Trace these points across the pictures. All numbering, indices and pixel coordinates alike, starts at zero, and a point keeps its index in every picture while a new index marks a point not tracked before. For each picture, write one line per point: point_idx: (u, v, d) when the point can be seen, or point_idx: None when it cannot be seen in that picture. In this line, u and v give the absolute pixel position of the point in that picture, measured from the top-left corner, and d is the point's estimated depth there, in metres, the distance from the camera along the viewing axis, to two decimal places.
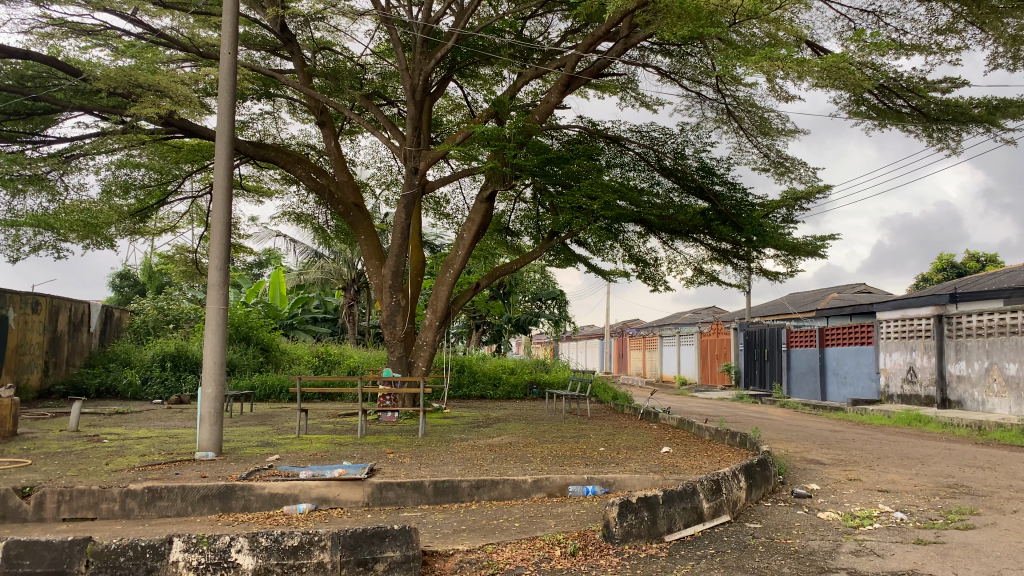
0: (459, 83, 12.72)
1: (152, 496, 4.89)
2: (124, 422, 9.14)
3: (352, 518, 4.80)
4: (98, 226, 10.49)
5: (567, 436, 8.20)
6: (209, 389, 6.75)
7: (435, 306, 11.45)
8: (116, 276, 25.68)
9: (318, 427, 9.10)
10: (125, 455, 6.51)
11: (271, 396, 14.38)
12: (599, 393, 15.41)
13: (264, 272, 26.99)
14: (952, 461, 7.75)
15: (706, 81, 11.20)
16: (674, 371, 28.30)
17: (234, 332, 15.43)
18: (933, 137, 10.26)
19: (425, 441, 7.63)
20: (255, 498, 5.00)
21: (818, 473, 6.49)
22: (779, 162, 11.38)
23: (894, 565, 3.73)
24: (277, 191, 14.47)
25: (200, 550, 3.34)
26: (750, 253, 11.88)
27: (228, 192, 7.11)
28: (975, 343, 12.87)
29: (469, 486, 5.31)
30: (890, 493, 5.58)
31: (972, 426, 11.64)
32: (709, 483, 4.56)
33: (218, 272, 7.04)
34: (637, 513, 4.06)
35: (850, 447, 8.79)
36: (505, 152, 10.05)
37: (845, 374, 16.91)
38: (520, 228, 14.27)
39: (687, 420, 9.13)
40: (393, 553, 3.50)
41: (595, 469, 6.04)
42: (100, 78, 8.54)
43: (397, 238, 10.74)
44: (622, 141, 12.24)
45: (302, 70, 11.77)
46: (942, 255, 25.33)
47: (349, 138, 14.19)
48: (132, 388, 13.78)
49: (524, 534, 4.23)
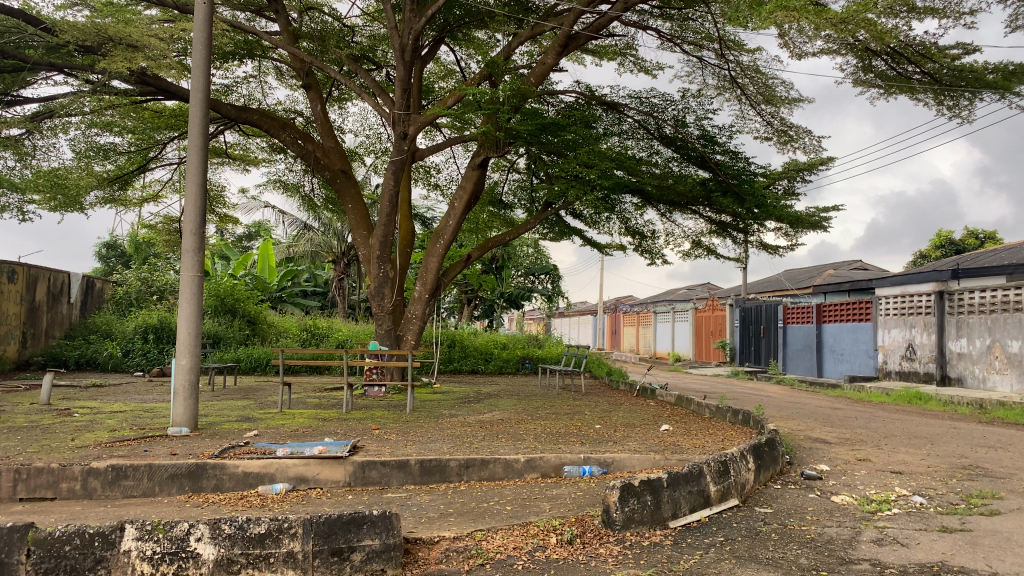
0: (452, 47, 12.29)
1: (116, 475, 4.55)
2: (99, 395, 8.79)
3: (331, 499, 4.48)
4: (68, 190, 10.01)
5: (560, 412, 7.89)
6: (183, 360, 6.33)
7: (425, 278, 11.05)
8: (102, 246, 25.35)
9: (301, 401, 8.78)
10: (94, 430, 6.14)
11: (256, 369, 14.06)
12: (594, 368, 15.15)
13: (253, 244, 26.61)
14: (961, 441, 7.44)
15: (708, 45, 10.80)
16: (668, 348, 27.99)
17: (219, 304, 14.97)
18: (945, 105, 9.86)
19: (412, 417, 7.29)
20: (227, 477, 4.68)
21: (825, 452, 6.17)
22: (783, 131, 10.98)
23: (922, 556, 3.40)
24: (264, 160, 13.99)
25: (154, 539, 2.98)
26: (749, 226, 11.50)
27: (204, 156, 6.69)
28: (976, 319, 12.57)
29: (458, 465, 4.96)
30: (905, 475, 5.27)
31: (973, 404, 11.40)
32: (717, 465, 4.24)
33: (193, 237, 6.58)
34: (640, 498, 3.73)
35: (853, 425, 8.51)
36: (499, 116, 9.62)
37: (842, 351, 16.64)
38: (513, 200, 13.91)
39: (686, 397, 8.81)
40: (372, 541, 3.18)
41: (592, 447, 5.70)
42: (67, 30, 8.03)
43: (385, 207, 10.29)
44: (620, 108, 11.86)
45: (287, 31, 11.29)
46: (940, 232, 25.09)
47: (337, 105, 13.71)
48: (113, 360, 13.43)
49: (517, 520, 3.88)
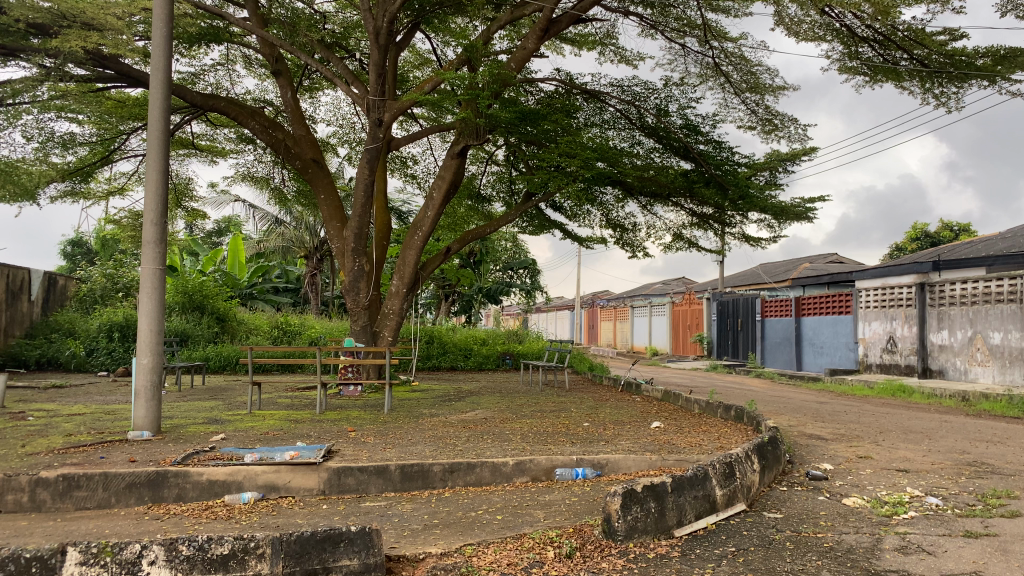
0: (427, 34, 11.91)
1: (68, 485, 4.17)
2: (58, 397, 8.31)
3: (305, 509, 4.12)
4: (20, 180, 9.48)
5: (545, 409, 7.58)
6: (144, 360, 5.92)
7: (402, 272, 10.68)
8: (67, 244, 24.73)
9: (272, 402, 8.39)
10: (48, 435, 5.72)
11: (225, 368, 13.62)
12: (575, 364, 14.88)
13: (223, 240, 26.07)
14: (958, 435, 7.23)
15: (692, 33, 10.53)
16: (645, 342, 27.80)
17: (187, 300, 14.46)
18: (933, 92, 9.64)
19: (390, 417, 6.93)
20: (191, 486, 4.30)
21: (824, 450, 5.91)
22: (767, 119, 10.69)
23: (953, 566, 3.11)
24: (232, 151, 13.51)
25: (101, 565, 2.50)
26: (732, 217, 11.21)
27: (167, 141, 6.26)
28: (958, 311, 12.43)
29: (442, 470, 4.62)
30: (912, 473, 5.00)
31: (957, 396, 11.24)
32: (722, 467, 3.94)
33: (155, 228, 6.15)
34: (643, 505, 3.41)
35: (845, 420, 8.27)
36: (478, 103, 9.22)
37: (822, 344, 16.48)
38: (492, 193, 13.60)
39: (673, 393, 8.53)
40: (349, 561, 2.84)
41: (584, 448, 5.38)
42: (16, 8, 7.53)
43: (360, 198, 9.88)
44: (601, 97, 11.57)
45: (255, 16, 10.86)
46: (915, 224, 25.13)
47: (308, 95, 13.27)
48: (76, 359, 12.96)
49: (509, 531, 3.54)
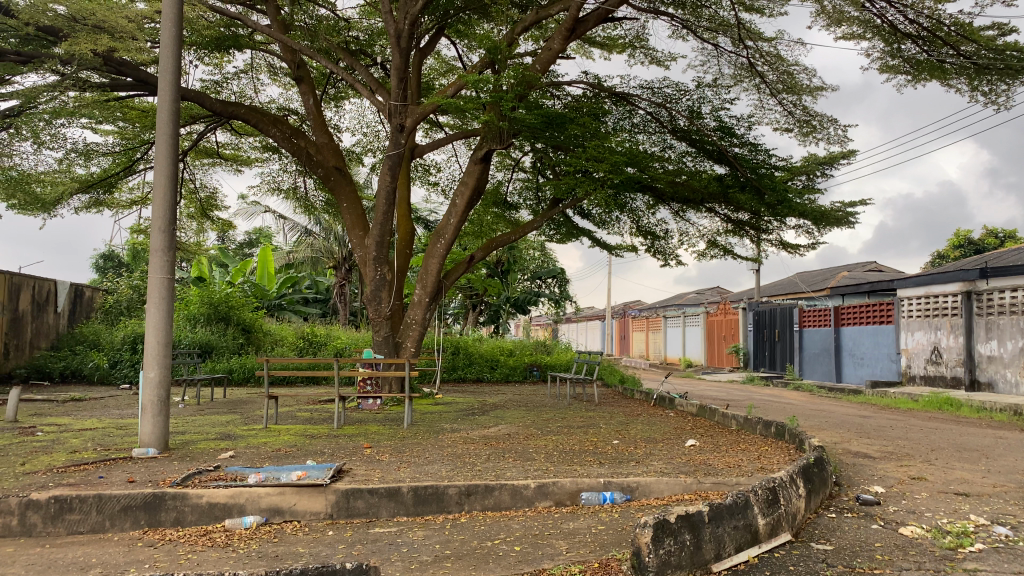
0: (451, 39, 11.67)
1: (59, 508, 3.91)
2: (74, 411, 8.10)
3: (308, 535, 3.82)
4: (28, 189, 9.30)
5: (573, 425, 7.21)
6: (151, 373, 5.66)
7: (425, 281, 10.38)
8: (99, 257, 24.96)
9: (290, 415, 8.12)
10: (52, 452, 5.49)
11: (248, 379, 13.42)
12: (605, 376, 14.49)
13: (253, 251, 26.09)
14: (1016, 453, 6.73)
15: (725, 32, 10.12)
16: (679, 353, 27.23)
17: (212, 311, 14.32)
18: (980, 89, 9.14)
19: (409, 433, 6.62)
20: (189, 510, 4.01)
21: (873, 470, 5.46)
22: (805, 120, 10.25)
23: None
24: (256, 160, 13.34)
25: None
26: (768, 223, 10.76)
27: (174, 148, 6.03)
28: (1008, 320, 11.83)
29: (457, 493, 4.29)
30: (973, 497, 4.57)
31: (1008, 410, 10.65)
32: (765, 493, 3.56)
33: (162, 238, 5.89)
34: (676, 538, 3.04)
35: (892, 437, 7.80)
36: (502, 105, 8.88)
37: (862, 355, 15.89)
38: (518, 200, 13.29)
39: (709, 408, 8.12)
40: None
41: (612, 469, 5.01)
42: (26, 14, 7.42)
43: (381, 206, 9.58)
44: (631, 99, 11.20)
45: (276, 21, 10.66)
46: (958, 231, 24.40)
47: (333, 104, 13.08)
48: (100, 371, 12.81)
49: (527, 565, 3.18)
